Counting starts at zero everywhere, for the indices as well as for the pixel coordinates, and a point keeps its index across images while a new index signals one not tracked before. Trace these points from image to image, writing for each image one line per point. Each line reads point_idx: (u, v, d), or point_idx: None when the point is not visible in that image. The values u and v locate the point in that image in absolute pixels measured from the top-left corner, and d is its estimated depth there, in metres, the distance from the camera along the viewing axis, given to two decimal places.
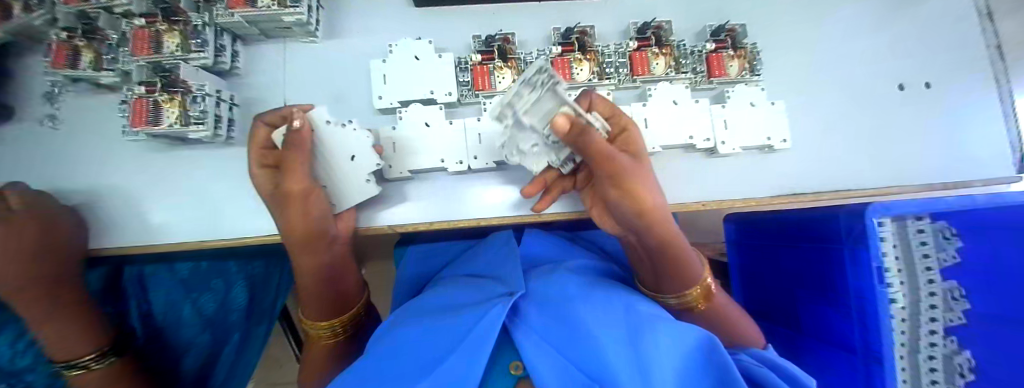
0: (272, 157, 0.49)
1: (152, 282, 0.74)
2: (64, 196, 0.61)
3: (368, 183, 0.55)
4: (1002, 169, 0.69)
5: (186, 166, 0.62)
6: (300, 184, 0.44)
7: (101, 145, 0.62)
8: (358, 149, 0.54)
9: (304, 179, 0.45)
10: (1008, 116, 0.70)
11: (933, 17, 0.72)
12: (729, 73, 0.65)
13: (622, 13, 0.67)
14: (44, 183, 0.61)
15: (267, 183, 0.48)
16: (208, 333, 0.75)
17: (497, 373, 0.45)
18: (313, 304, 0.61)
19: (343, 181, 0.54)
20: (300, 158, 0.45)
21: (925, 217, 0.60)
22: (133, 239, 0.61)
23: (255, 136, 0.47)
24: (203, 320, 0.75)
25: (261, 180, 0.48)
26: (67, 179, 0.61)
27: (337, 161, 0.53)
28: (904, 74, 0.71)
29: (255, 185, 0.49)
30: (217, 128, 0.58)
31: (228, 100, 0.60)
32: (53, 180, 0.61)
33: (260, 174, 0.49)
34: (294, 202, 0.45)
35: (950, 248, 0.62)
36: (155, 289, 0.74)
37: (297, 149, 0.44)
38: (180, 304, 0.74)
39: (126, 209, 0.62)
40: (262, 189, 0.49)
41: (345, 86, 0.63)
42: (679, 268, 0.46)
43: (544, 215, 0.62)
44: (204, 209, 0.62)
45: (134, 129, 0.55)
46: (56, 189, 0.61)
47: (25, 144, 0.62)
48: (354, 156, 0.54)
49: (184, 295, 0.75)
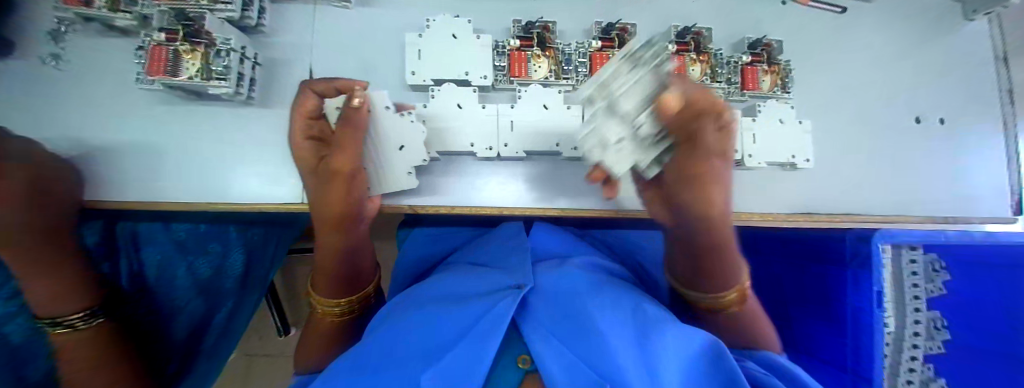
0: (317, 128, 0.48)
1: (146, 238, 0.70)
2: (65, 142, 0.57)
3: (408, 177, 0.55)
4: (998, 208, 0.72)
5: (199, 122, 0.59)
6: (349, 162, 0.44)
7: (110, 91, 0.59)
8: (407, 139, 0.53)
9: (351, 159, 0.44)
10: (1011, 159, 0.73)
11: (954, 54, 0.74)
12: (761, 87, 0.66)
13: (662, 15, 0.67)
14: (43, 125, 0.57)
15: (310, 155, 0.47)
16: (202, 298, 0.73)
17: (504, 365, 0.43)
18: (326, 283, 0.60)
19: (385, 162, 0.53)
20: (350, 137, 0.45)
21: (918, 247, 0.66)
22: (137, 194, 0.58)
23: (302, 106, 0.47)
24: (198, 284, 0.72)
25: (302, 153, 0.47)
26: (70, 124, 0.58)
27: (383, 147, 0.53)
28: (922, 108, 0.73)
29: (294, 158, 0.48)
30: (238, 86, 0.55)
31: (251, 58, 0.57)
32: (55, 123, 0.57)
33: (300, 146, 0.47)
34: (338, 181, 0.44)
35: (938, 280, 0.67)
36: (150, 245, 0.70)
37: (352, 129, 0.45)
38: (176, 265, 0.71)
39: (131, 161, 0.58)
40: (301, 162, 0.48)
41: (376, 58, 0.61)
42: (726, 266, 0.43)
43: (566, 210, 0.61)
44: (216, 170, 0.59)
45: (151, 77, 0.52)
46: (56, 133, 0.57)
47: (23, 81, 0.58)
48: (402, 146, 0.54)
49: (180, 257, 0.71)
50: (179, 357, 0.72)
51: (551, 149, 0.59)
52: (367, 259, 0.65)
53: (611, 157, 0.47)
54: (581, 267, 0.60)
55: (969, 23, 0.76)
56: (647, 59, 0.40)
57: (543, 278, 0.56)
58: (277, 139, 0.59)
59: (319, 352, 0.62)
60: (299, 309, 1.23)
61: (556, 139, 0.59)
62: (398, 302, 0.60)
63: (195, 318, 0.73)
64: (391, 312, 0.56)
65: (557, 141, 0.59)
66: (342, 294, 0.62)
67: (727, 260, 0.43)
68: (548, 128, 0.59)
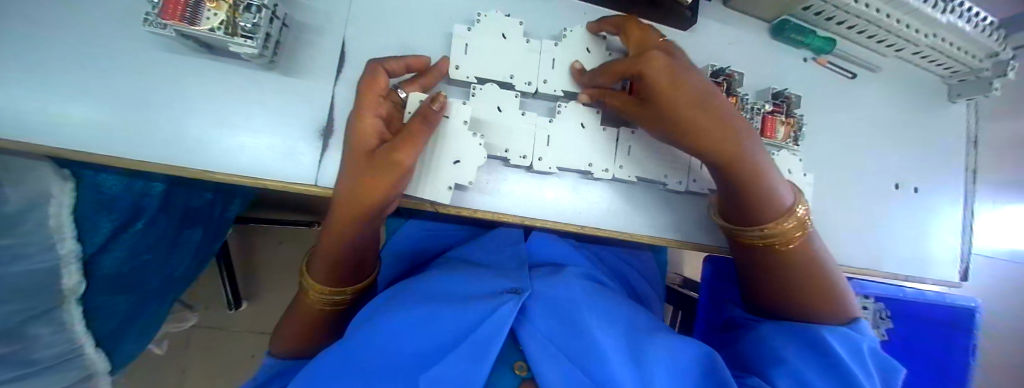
0: (384, 107, 0.48)
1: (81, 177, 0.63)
2: (40, 76, 0.49)
3: (447, 190, 0.53)
4: (948, 272, 0.82)
5: (212, 78, 0.53)
6: (409, 157, 0.44)
7: (106, 26, 0.51)
8: (462, 151, 0.52)
9: (412, 152, 0.44)
10: (964, 232, 0.83)
11: (936, 132, 0.83)
12: (777, 137, 0.69)
13: (699, 54, 0.69)
14: (11, 51, 0.48)
15: (371, 136, 0.46)
16: (130, 237, 0.69)
17: (502, 370, 0.47)
18: (324, 268, 0.56)
19: (433, 163, 0.52)
20: (419, 134, 0.43)
21: (870, 297, 0.79)
22: (121, 149, 0.50)
23: (375, 82, 0.46)
24: (123, 219, 0.67)
25: (366, 130, 0.46)
26: (42, 56, 0.49)
27: (439, 156, 0.52)
28: (901, 176, 0.81)
29: (351, 136, 0.46)
30: (264, 48, 0.50)
31: (281, 19, 0.52)
32: (22, 50, 0.48)
33: (366, 122, 0.46)
34: (393, 170, 0.44)
35: (882, 327, 0.80)
36: (97, 212, 0.64)
37: (427, 126, 0.43)
38: (105, 200, 0.65)
39: (120, 110, 0.50)
40: (355, 145, 0.46)
41: (418, 43, 0.58)
42: (754, 194, 0.49)
43: (586, 228, 0.61)
44: (218, 134, 0.53)
45: (164, 21, 0.44)
46: (28, 62, 0.48)
47: None
48: (457, 160, 0.52)
49: (134, 222, 0.69)
50: (104, 296, 0.69)
51: (583, 168, 0.59)
52: (373, 252, 0.60)
53: (553, 85, 0.59)
54: (577, 274, 0.61)
55: (951, 105, 0.85)
56: (564, 49, 0.59)
57: (540, 281, 0.57)
58: (297, 112, 0.55)
59: (303, 336, 0.62)
60: (259, 284, 1.18)
61: (589, 160, 0.60)
62: (394, 291, 0.58)
63: (126, 263, 0.71)
64: (386, 301, 0.55)
65: (589, 161, 0.60)
66: (340, 283, 0.58)
67: (756, 184, 0.48)
68: (583, 148, 0.60)
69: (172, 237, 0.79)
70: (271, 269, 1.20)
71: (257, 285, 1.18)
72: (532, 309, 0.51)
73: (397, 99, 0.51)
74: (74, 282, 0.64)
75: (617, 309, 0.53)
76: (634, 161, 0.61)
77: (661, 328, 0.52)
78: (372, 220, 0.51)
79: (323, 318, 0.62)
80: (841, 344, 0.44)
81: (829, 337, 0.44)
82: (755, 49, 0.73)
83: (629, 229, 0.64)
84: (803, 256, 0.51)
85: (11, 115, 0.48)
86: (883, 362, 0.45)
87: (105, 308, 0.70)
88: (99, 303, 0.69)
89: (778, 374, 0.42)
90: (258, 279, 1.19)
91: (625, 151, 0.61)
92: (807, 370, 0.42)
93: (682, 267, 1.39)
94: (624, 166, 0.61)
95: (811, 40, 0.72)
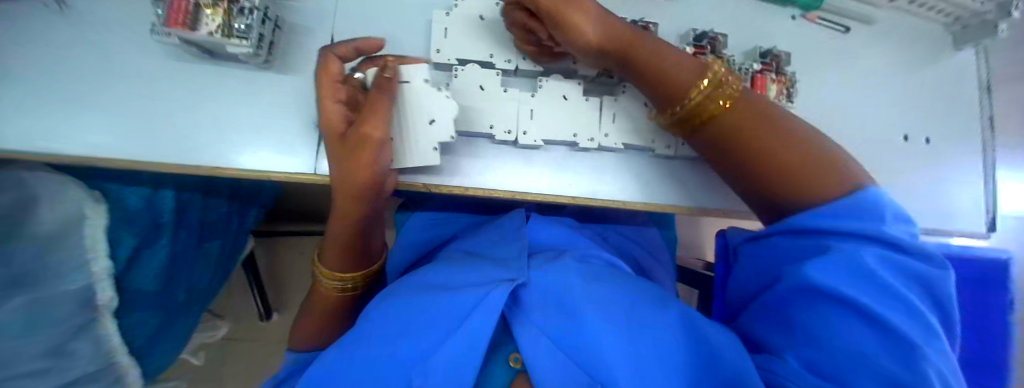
0: (344, 91, 0.50)
1: (102, 182, 0.68)
2: (56, 90, 0.53)
3: (433, 153, 0.55)
4: (975, 224, 0.78)
5: (212, 82, 0.57)
6: (379, 130, 0.46)
7: (116, 41, 0.55)
8: (438, 113, 0.54)
9: (381, 126, 0.46)
10: (986, 181, 0.79)
11: (943, 79, 0.80)
12: (768, 94, 0.68)
13: (680, 20, 0.70)
14: (31, 69, 0.52)
15: (338, 118, 0.49)
16: (165, 248, 0.74)
17: (496, 364, 0.49)
18: (335, 256, 0.59)
19: (408, 130, 0.54)
20: (381, 107, 0.47)
21: None
22: (130, 152, 0.54)
23: (328, 68, 0.49)
24: (148, 228, 0.71)
25: (331, 116, 0.49)
26: (61, 73, 0.53)
27: (414, 120, 0.54)
28: (911, 127, 0.78)
29: (321, 121, 0.49)
30: (259, 47, 0.53)
31: (274, 20, 0.56)
32: (40, 67, 0.53)
33: (329, 108, 0.49)
34: (367, 148, 0.46)
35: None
36: (123, 227, 0.69)
37: (385, 92, 0.48)
38: (133, 211, 0.69)
39: (129, 116, 0.54)
40: (328, 125, 0.49)
41: (402, 34, 0.61)
42: (651, 68, 0.52)
43: (578, 199, 0.62)
44: (220, 132, 0.56)
45: (167, 29, 0.48)
46: (44, 79, 0.53)
47: (14, 21, 0.53)
48: (433, 120, 0.54)
49: (158, 237, 0.73)
50: (134, 309, 0.74)
51: (569, 139, 0.60)
52: (377, 235, 0.63)
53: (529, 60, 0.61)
54: (577, 258, 0.61)
55: (958, 51, 0.82)
56: None
57: (535, 267, 0.55)
58: (293, 106, 0.58)
59: (318, 326, 0.65)
60: (284, 292, 1.24)
61: (574, 131, 0.61)
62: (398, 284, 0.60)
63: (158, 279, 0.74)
64: (390, 293, 0.57)
65: (574, 132, 0.61)
66: (347, 270, 0.61)
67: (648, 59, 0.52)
68: (568, 119, 0.61)
69: (194, 249, 0.82)
70: (294, 277, 1.26)
71: (282, 294, 1.23)
72: (526, 299, 0.52)
73: (356, 82, 0.54)
74: (109, 298, 0.67)
75: (618, 287, 0.53)
76: (619, 128, 0.62)
77: (670, 303, 0.51)
78: (373, 203, 0.54)
79: (336, 307, 0.65)
80: (841, 263, 0.36)
81: (811, 270, 0.37)
82: (738, 11, 0.72)
83: (621, 197, 0.64)
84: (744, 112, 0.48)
85: (32, 128, 0.51)
86: (916, 269, 0.36)
87: (135, 324, 0.74)
88: (127, 319, 0.73)
89: (793, 349, 0.37)
90: (281, 294, 1.24)
91: (610, 118, 0.62)
92: (824, 324, 0.36)
93: (695, 249, 1.37)
94: (609, 134, 0.62)
95: None
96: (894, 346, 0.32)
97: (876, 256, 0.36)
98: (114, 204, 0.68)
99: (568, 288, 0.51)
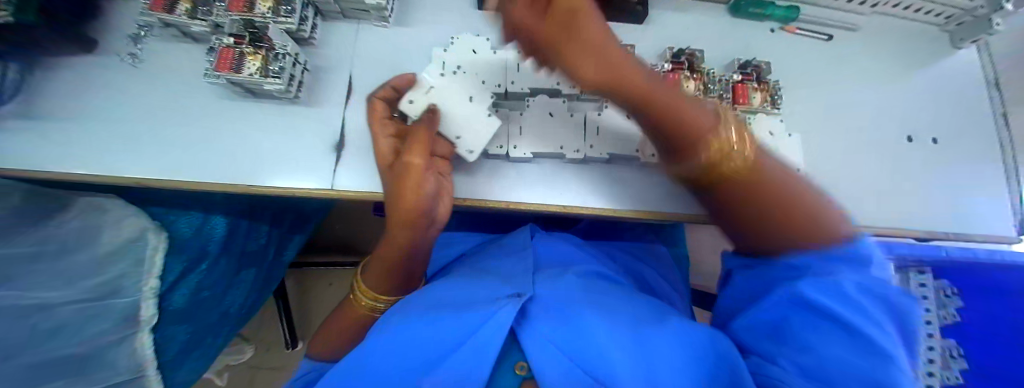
0: (392, 127, 0.63)
1: (156, 200, 0.79)
2: (123, 124, 0.66)
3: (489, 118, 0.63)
4: (1003, 227, 0.73)
5: (243, 114, 0.68)
6: (419, 157, 0.54)
7: (174, 84, 0.69)
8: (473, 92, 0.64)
9: (420, 155, 0.55)
10: (1010, 181, 0.75)
11: (946, 79, 0.79)
12: (752, 102, 0.71)
13: (660, 41, 0.75)
14: (109, 108, 0.67)
15: (388, 153, 0.61)
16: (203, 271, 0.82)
17: (502, 372, 0.49)
18: (377, 274, 0.62)
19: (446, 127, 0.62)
20: (419, 139, 0.56)
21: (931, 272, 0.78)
22: (171, 173, 0.64)
23: (377, 111, 0.63)
24: (196, 254, 0.81)
25: (382, 148, 0.61)
26: (131, 112, 0.67)
27: (456, 106, 0.63)
28: (914, 128, 0.76)
29: (377, 154, 0.61)
30: (288, 85, 0.64)
31: (302, 63, 0.67)
32: (115, 108, 0.67)
33: (382, 142, 0.61)
34: (411, 175, 0.54)
35: (951, 306, 0.77)
36: (172, 255, 0.79)
37: (427, 123, 0.58)
38: (189, 239, 0.80)
39: (174, 143, 0.66)
40: (382, 157, 0.61)
41: (405, 69, 0.71)
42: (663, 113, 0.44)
43: (569, 207, 0.66)
44: (245, 155, 0.66)
45: (217, 73, 0.60)
46: (116, 116, 0.66)
47: (102, 73, 0.69)
48: (472, 97, 0.64)
49: (200, 263, 0.82)
50: (168, 326, 0.81)
51: (556, 151, 0.66)
52: (421, 263, 0.65)
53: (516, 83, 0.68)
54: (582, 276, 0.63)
55: (959, 51, 0.81)
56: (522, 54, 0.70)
57: (543, 285, 0.59)
58: (310, 132, 0.68)
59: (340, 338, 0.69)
60: (310, 314, 1.33)
61: (560, 143, 0.66)
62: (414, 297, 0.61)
63: (193, 299, 0.82)
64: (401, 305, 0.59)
65: (561, 144, 0.66)
66: (385, 290, 0.65)
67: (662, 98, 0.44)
68: (555, 134, 0.67)
69: (230, 278, 0.89)
70: (319, 298, 1.35)
71: (306, 319, 1.32)
72: (535, 311, 0.53)
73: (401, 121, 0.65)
74: (149, 314, 0.76)
75: (630, 306, 0.53)
76: (603, 140, 0.67)
77: (673, 318, 0.51)
78: (420, 233, 0.57)
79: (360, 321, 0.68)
80: (825, 286, 0.35)
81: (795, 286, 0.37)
82: (716, 28, 0.78)
83: (613, 207, 0.67)
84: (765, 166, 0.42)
85: (104, 154, 0.64)
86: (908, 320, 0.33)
87: (169, 338, 0.81)
88: (163, 332, 0.80)
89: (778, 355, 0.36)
90: (307, 318, 1.32)
91: (594, 132, 0.67)
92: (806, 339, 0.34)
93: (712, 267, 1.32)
94: (594, 145, 0.66)
95: (771, 11, 0.76)
96: (872, 361, 0.30)
97: (862, 284, 0.34)
98: (173, 230, 0.79)
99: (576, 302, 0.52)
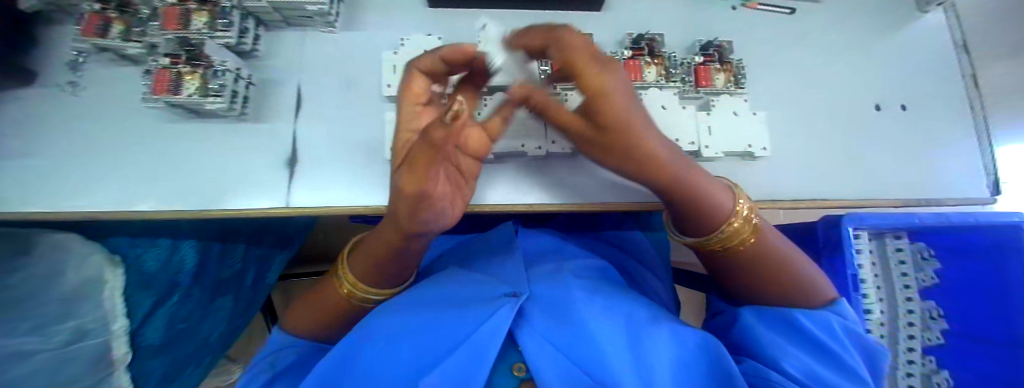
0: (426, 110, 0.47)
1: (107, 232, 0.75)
2: (65, 157, 0.63)
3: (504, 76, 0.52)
4: (974, 190, 0.72)
5: (192, 136, 0.66)
6: (414, 186, 0.29)
7: (117, 111, 0.66)
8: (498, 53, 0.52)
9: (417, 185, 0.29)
10: (979, 142, 0.74)
11: (913, 44, 0.78)
12: (715, 84, 0.69)
13: (619, 27, 0.73)
14: (50, 142, 0.64)
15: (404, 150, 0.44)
16: (174, 303, 0.81)
17: (501, 374, 0.47)
18: (368, 265, 0.56)
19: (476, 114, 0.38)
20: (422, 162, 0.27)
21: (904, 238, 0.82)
22: (120, 205, 0.62)
23: (412, 91, 0.45)
24: (162, 288, 0.78)
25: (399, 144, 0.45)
26: (72, 143, 0.64)
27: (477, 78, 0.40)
28: (882, 96, 0.75)
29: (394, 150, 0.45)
30: (232, 102, 0.61)
31: (246, 78, 0.64)
32: (56, 140, 0.64)
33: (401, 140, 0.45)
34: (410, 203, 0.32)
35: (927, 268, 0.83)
36: (136, 291, 0.76)
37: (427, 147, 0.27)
38: (151, 275, 0.77)
39: (121, 173, 0.63)
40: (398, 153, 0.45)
41: (357, 76, 0.69)
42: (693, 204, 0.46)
43: (534, 205, 0.66)
44: (197, 180, 0.63)
45: (155, 96, 0.58)
46: (58, 149, 0.64)
47: (40, 104, 0.66)
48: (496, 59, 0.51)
49: (171, 295, 0.80)
50: (145, 360, 0.80)
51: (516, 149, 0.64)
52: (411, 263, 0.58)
53: None
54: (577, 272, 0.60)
55: (924, 14, 0.80)
56: None
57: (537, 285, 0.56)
58: (263, 150, 0.65)
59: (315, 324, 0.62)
60: None
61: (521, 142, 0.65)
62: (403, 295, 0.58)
63: (167, 332, 0.81)
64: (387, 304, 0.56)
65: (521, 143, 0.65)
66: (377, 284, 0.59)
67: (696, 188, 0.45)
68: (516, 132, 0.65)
69: (206, 306, 0.87)
70: None
71: None
72: (531, 311, 0.50)
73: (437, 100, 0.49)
74: (122, 352, 0.75)
75: (617, 303, 0.51)
76: None
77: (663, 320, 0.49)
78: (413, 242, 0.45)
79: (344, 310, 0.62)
80: (822, 326, 0.45)
81: (794, 312, 0.46)
82: (676, 9, 0.75)
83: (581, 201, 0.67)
84: (766, 250, 0.49)
85: (47, 191, 0.61)
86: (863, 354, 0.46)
87: (149, 372, 0.80)
88: (142, 367, 0.79)
89: (788, 360, 0.43)
90: None
91: None
92: (804, 357, 0.44)
93: None
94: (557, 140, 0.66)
95: None
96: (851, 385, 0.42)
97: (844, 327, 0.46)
98: (135, 263, 0.76)
99: (570, 301, 0.50)
